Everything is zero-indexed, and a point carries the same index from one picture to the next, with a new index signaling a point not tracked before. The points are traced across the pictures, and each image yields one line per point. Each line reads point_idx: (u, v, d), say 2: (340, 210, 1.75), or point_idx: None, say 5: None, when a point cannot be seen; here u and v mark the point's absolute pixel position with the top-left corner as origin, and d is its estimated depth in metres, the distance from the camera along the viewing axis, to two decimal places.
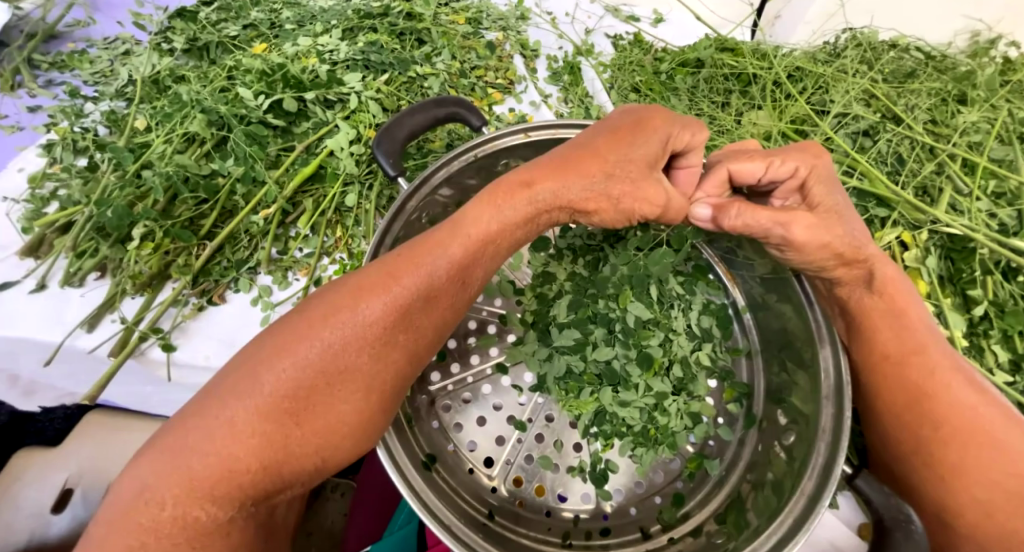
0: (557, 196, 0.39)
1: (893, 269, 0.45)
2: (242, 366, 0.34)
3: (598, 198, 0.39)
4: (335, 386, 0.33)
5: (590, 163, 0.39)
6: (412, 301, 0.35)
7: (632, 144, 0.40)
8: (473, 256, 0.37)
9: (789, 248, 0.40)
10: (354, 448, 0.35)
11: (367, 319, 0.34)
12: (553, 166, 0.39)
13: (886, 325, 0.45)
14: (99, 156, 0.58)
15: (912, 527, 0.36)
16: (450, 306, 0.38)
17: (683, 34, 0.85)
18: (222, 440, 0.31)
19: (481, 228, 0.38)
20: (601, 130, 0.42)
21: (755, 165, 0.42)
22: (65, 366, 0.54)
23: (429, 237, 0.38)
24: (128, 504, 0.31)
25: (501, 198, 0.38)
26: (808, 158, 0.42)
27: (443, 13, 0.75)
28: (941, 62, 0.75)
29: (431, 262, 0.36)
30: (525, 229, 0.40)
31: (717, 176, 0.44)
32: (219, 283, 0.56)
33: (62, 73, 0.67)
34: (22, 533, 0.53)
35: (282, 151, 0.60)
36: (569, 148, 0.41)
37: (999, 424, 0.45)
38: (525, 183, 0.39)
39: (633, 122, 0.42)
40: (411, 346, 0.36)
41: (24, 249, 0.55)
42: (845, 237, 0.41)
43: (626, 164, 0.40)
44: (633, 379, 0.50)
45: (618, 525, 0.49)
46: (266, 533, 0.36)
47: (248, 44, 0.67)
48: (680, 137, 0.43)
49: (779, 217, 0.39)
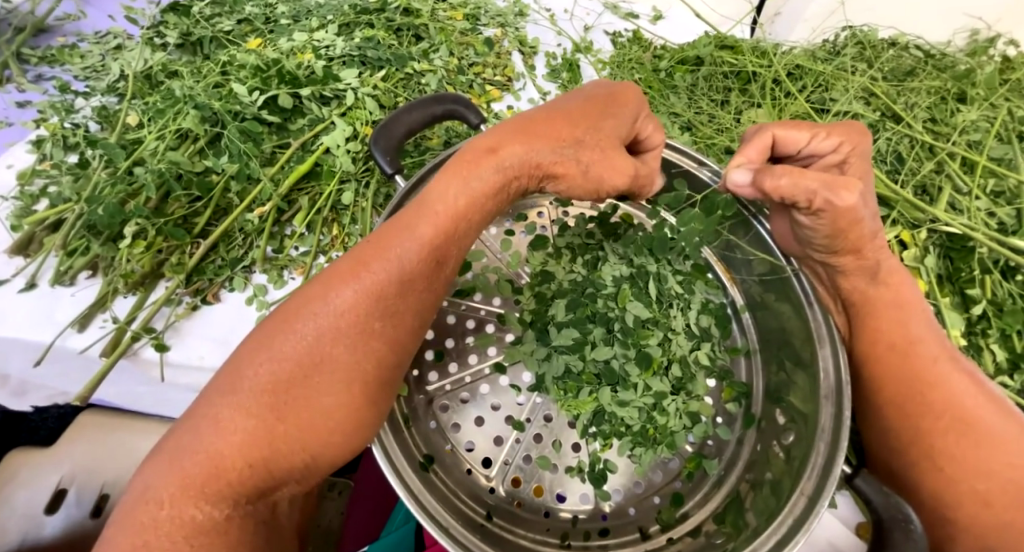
0: (525, 160, 0.38)
1: (897, 263, 0.46)
2: (228, 366, 0.34)
3: (568, 162, 0.39)
4: (313, 376, 0.33)
5: (558, 129, 0.40)
6: (384, 286, 0.35)
7: (602, 115, 0.41)
8: (445, 235, 0.37)
9: (829, 213, 0.39)
10: (345, 441, 0.33)
11: (339, 307, 0.34)
12: (518, 129, 0.39)
13: (889, 314, 0.45)
14: (90, 153, 0.57)
15: (911, 526, 0.35)
16: (428, 289, 0.37)
17: (682, 31, 0.84)
18: (210, 437, 0.31)
19: (449, 207, 0.37)
20: (572, 101, 0.43)
21: (801, 134, 0.43)
22: (57, 366, 0.53)
23: (398, 223, 0.37)
24: (128, 509, 0.30)
25: (466, 169, 0.38)
26: (854, 135, 0.43)
27: (441, 10, 0.75)
28: (940, 61, 0.75)
29: (399, 247, 0.36)
30: (497, 199, 0.39)
31: (761, 141, 0.42)
32: (213, 282, 0.55)
33: (52, 68, 0.66)
34: (14, 533, 0.52)
35: (277, 148, 0.59)
36: (536, 113, 0.42)
37: (996, 417, 0.45)
38: (489, 150, 0.38)
39: (607, 95, 0.43)
40: (391, 331, 0.35)
41: (13, 247, 0.54)
42: (860, 225, 0.41)
43: (595, 133, 0.40)
44: (632, 379, 0.50)
45: (617, 525, 0.48)
46: (270, 534, 0.35)
47: (243, 39, 0.66)
48: (647, 123, 0.45)
49: (830, 179, 0.37)
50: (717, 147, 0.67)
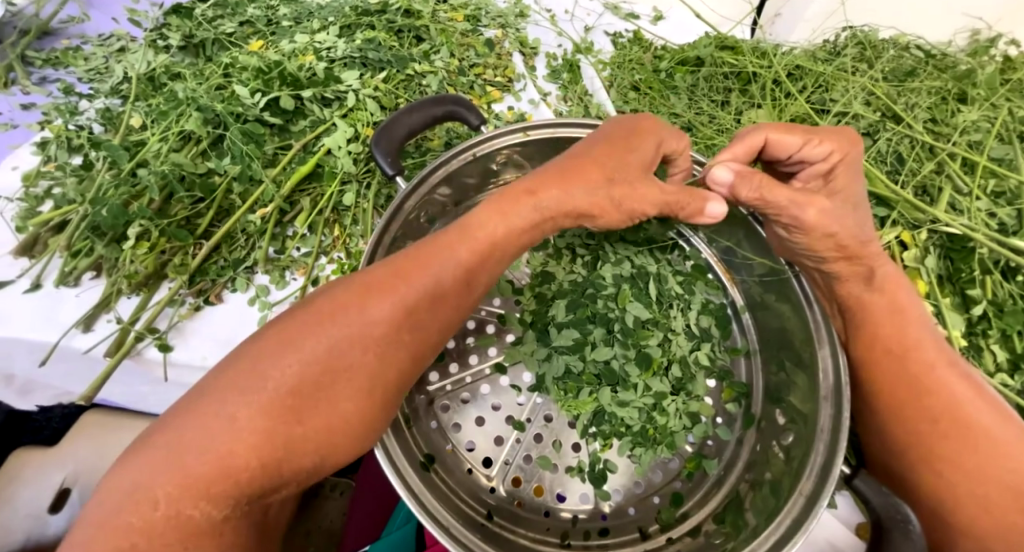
0: (562, 203, 0.39)
1: (893, 270, 0.46)
2: (244, 359, 0.33)
3: (602, 202, 0.39)
4: (338, 383, 0.33)
5: (589, 169, 0.39)
6: (420, 302, 0.35)
7: (630, 148, 0.40)
8: (479, 262, 0.38)
9: (799, 229, 0.41)
10: (355, 447, 0.34)
11: (374, 317, 0.34)
12: (559, 173, 0.39)
13: (886, 320, 0.45)
14: (94, 155, 0.57)
15: (910, 526, 0.36)
16: (456, 309, 0.38)
17: (683, 31, 0.84)
18: (220, 435, 0.30)
19: (488, 235, 0.38)
20: (597, 140, 0.42)
21: (793, 139, 0.43)
22: (62, 365, 0.53)
23: (437, 241, 0.38)
24: (117, 503, 0.29)
25: (507, 206, 0.39)
26: (845, 143, 0.43)
27: (442, 11, 0.75)
28: (941, 61, 0.76)
29: (438, 267, 0.36)
30: (530, 235, 0.40)
31: (750, 141, 0.43)
32: (216, 283, 0.56)
33: (56, 70, 0.66)
34: (18, 533, 0.53)
35: (279, 149, 0.60)
36: (568, 155, 0.41)
37: (996, 422, 0.44)
38: (529, 191, 0.39)
39: (627, 130, 0.42)
40: (417, 345, 0.36)
41: (18, 249, 0.54)
42: (850, 231, 0.41)
43: (625, 168, 0.39)
44: (632, 379, 0.50)
45: (617, 525, 0.49)
46: (258, 532, 0.35)
47: (245, 41, 0.67)
48: (669, 143, 0.44)
49: (796, 198, 0.39)
50: (718, 148, 0.68)
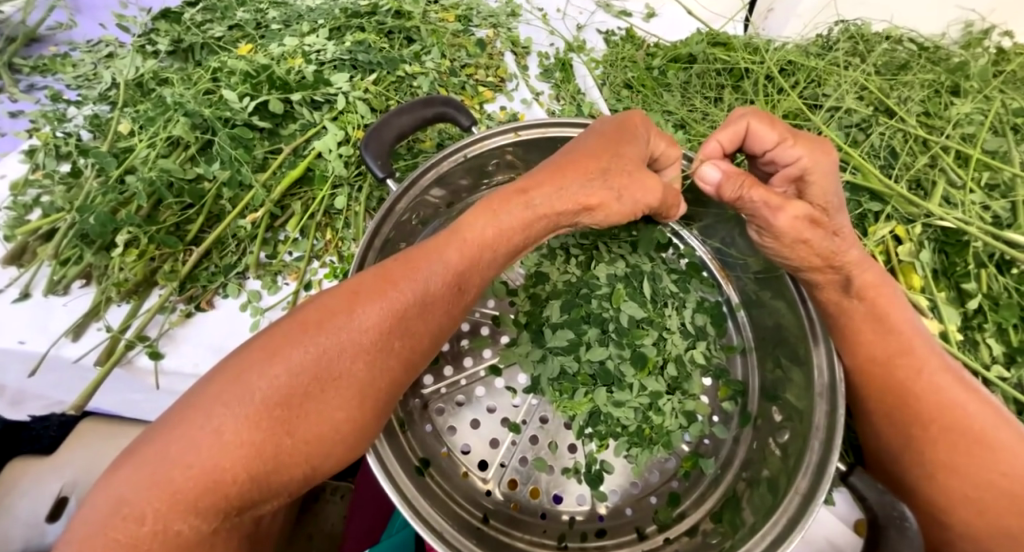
0: (556, 201, 0.39)
1: (877, 275, 0.45)
2: (231, 369, 0.32)
3: (599, 194, 0.39)
4: (327, 392, 0.33)
5: (585, 162, 0.40)
6: (409, 308, 0.35)
7: (621, 142, 0.41)
8: (470, 264, 0.37)
9: (768, 232, 0.41)
10: (346, 456, 0.34)
11: (363, 325, 0.34)
12: (551, 171, 0.40)
13: (868, 327, 0.45)
14: (82, 162, 0.57)
15: (906, 524, 0.35)
16: (447, 314, 0.37)
17: (675, 28, 0.84)
18: (207, 449, 0.30)
19: (478, 237, 0.38)
20: (588, 138, 0.43)
21: (770, 134, 0.42)
22: (52, 375, 0.53)
23: (426, 245, 0.38)
24: (101, 520, 0.29)
25: (498, 206, 0.39)
26: (817, 153, 0.41)
27: (432, 11, 0.74)
28: (934, 53, 0.76)
29: (428, 270, 0.36)
30: (524, 237, 0.39)
31: (734, 129, 0.43)
32: (207, 289, 0.56)
33: (44, 77, 0.66)
34: (16, 541, 0.52)
35: (268, 153, 0.59)
36: (560, 154, 0.42)
37: (992, 425, 0.44)
38: (521, 191, 0.39)
39: (616, 126, 0.43)
40: (408, 352, 0.36)
41: (6, 257, 0.54)
42: (827, 239, 0.41)
43: (620, 159, 0.40)
44: (627, 379, 0.49)
45: (614, 526, 0.48)
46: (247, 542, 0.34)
47: (234, 45, 0.66)
48: (657, 145, 0.45)
49: (772, 200, 0.39)
50: None
